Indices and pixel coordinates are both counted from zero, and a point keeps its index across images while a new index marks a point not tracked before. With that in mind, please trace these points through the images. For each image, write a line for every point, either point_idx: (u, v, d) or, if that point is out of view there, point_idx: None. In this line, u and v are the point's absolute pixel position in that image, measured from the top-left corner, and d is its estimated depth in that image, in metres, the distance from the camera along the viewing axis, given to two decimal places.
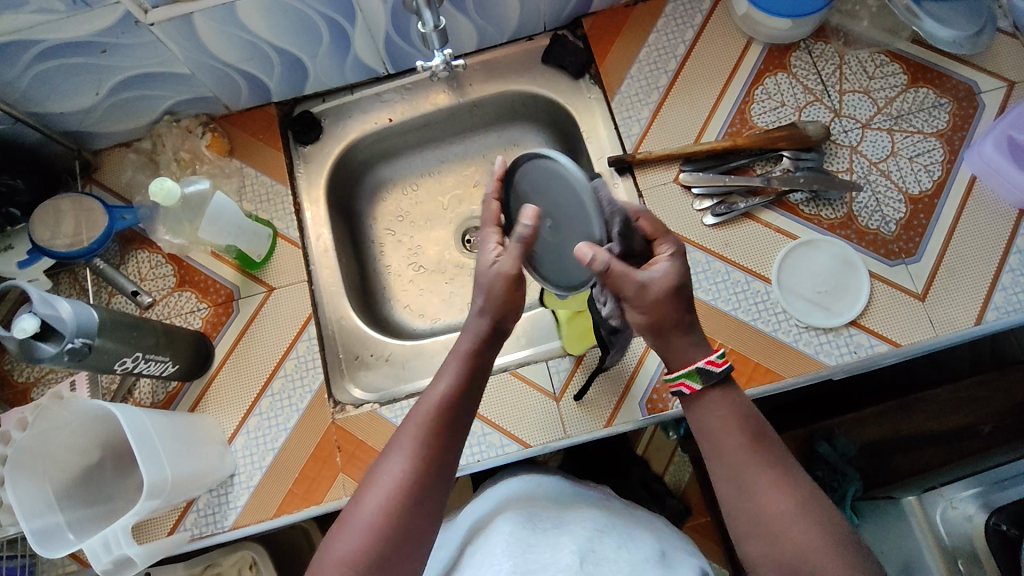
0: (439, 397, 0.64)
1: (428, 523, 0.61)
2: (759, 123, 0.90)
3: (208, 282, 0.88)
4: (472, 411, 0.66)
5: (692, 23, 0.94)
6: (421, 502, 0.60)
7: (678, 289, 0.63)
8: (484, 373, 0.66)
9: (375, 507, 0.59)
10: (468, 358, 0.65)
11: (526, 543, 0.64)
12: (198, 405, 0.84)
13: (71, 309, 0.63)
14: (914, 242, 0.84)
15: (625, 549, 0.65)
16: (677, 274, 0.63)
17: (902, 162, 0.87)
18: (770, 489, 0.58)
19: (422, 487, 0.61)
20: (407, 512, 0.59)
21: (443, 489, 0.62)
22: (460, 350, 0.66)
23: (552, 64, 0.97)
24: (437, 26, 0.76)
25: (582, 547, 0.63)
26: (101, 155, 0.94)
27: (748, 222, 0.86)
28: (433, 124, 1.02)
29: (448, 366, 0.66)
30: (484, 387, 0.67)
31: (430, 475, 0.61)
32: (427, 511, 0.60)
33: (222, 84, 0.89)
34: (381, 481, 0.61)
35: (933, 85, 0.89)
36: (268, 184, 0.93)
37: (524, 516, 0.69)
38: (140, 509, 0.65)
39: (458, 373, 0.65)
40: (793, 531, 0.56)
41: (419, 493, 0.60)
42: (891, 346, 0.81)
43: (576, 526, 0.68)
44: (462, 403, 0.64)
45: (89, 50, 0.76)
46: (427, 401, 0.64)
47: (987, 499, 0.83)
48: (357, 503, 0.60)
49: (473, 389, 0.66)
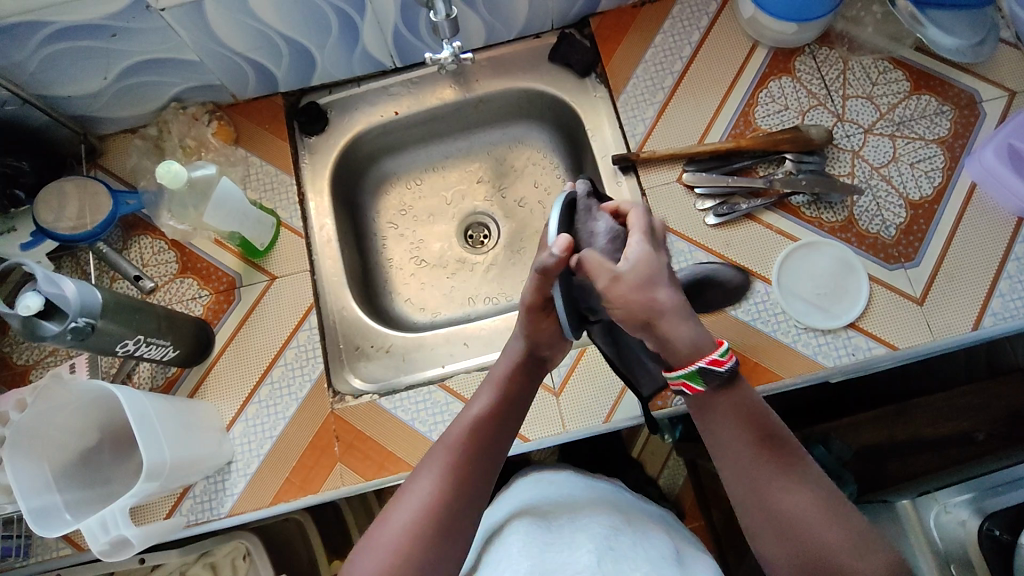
0: (470, 417, 0.67)
1: (456, 546, 0.61)
2: (763, 126, 0.91)
3: (210, 269, 0.89)
4: (506, 439, 0.68)
5: (698, 25, 0.95)
6: (450, 523, 0.61)
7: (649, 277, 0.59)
8: (514, 401, 0.70)
9: (405, 522, 0.60)
10: (501, 387, 0.70)
11: (542, 544, 0.64)
12: (197, 391, 0.84)
13: (76, 288, 0.63)
14: (914, 246, 0.85)
15: (642, 546, 0.65)
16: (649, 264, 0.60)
17: (903, 168, 0.88)
18: (790, 491, 0.58)
19: (452, 508, 0.61)
20: (437, 531, 0.60)
21: (473, 513, 0.63)
22: (493, 376, 0.71)
23: (558, 62, 0.98)
24: (449, 15, 0.76)
25: (599, 545, 0.63)
26: (106, 140, 0.94)
27: (750, 223, 0.87)
28: (438, 118, 1.02)
29: (481, 393, 0.70)
30: (514, 411, 0.71)
31: (463, 496, 0.62)
32: (457, 533, 0.61)
33: (231, 72, 0.89)
34: (412, 498, 0.62)
35: (935, 93, 0.90)
36: (272, 173, 0.93)
37: (540, 517, 0.70)
38: (137, 491, 0.65)
39: (492, 400, 0.69)
40: (816, 529, 0.57)
41: (449, 513, 0.61)
42: (888, 349, 0.82)
43: (591, 522, 0.68)
44: (495, 428, 0.67)
45: (99, 33, 0.76)
46: (461, 425, 0.67)
47: (980, 505, 0.83)
48: (386, 518, 0.61)
49: (506, 418, 0.69)
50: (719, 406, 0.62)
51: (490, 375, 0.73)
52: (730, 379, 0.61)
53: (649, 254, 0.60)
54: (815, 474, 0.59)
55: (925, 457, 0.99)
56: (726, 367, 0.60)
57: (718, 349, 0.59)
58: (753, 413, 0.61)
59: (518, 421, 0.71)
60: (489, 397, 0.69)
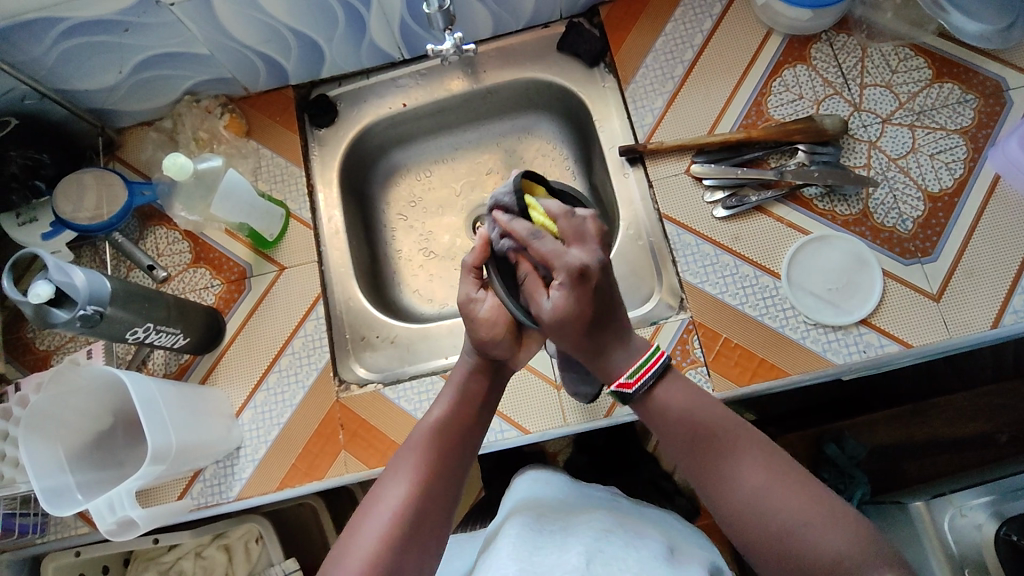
0: (432, 421, 0.69)
1: (427, 551, 0.62)
2: (776, 116, 0.88)
3: (222, 260, 0.90)
4: (468, 443, 0.70)
5: (710, 12, 0.93)
6: (419, 529, 0.61)
7: (570, 318, 0.63)
8: (478, 403, 0.72)
9: (376, 530, 0.60)
10: (461, 392, 0.72)
11: (534, 546, 0.65)
12: (209, 378, 0.87)
13: (85, 278, 0.66)
14: (931, 241, 0.82)
15: (632, 546, 0.65)
16: (567, 308, 0.63)
17: (923, 159, 0.85)
18: (740, 463, 0.60)
19: (422, 514, 0.62)
20: (408, 536, 0.61)
21: (440, 516, 0.64)
22: (454, 379, 0.72)
23: (567, 52, 0.97)
24: (442, 6, 0.76)
25: (589, 547, 0.64)
26: (124, 133, 0.97)
27: (759, 215, 0.85)
28: (447, 110, 1.02)
29: (441, 399, 0.71)
30: (478, 412, 0.72)
31: (430, 502, 0.63)
32: (426, 540, 0.62)
33: (243, 66, 0.91)
34: (382, 506, 0.62)
35: (959, 81, 0.87)
36: (283, 164, 0.94)
37: (531, 519, 0.70)
38: (143, 474, 0.67)
39: (451, 405, 0.71)
40: (775, 500, 0.57)
41: (418, 518, 0.62)
42: (902, 346, 0.79)
43: (584, 526, 0.68)
44: (457, 432, 0.69)
45: (112, 28, 0.78)
46: (423, 432, 0.68)
47: (999, 508, 0.81)
48: (357, 528, 0.61)
49: (467, 422, 0.70)
50: (653, 404, 0.66)
51: (448, 381, 0.73)
52: (656, 378, 0.66)
53: (566, 299, 0.63)
54: (761, 448, 0.61)
55: (944, 459, 0.97)
56: (638, 385, 0.65)
57: (629, 370, 0.66)
58: (689, 403, 0.64)
59: (481, 425, 0.72)
60: (448, 402, 0.71)
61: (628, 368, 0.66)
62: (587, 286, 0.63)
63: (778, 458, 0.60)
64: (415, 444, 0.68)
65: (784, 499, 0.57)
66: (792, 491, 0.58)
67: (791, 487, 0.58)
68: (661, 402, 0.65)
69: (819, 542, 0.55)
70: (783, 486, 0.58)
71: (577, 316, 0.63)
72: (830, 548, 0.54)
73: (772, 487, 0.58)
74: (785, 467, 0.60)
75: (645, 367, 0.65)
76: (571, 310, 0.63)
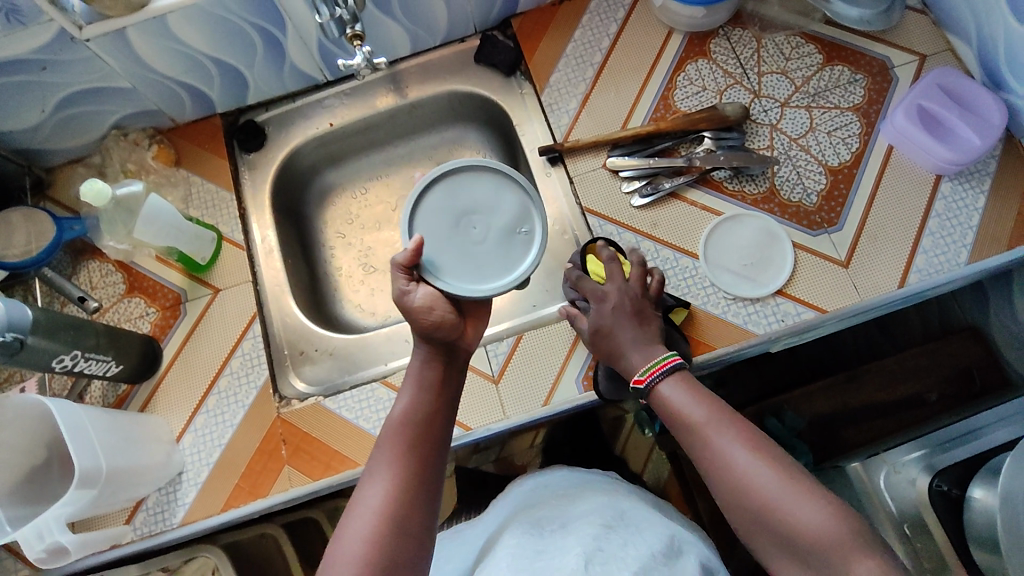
0: (399, 415, 0.64)
1: (419, 546, 0.58)
2: (682, 108, 0.93)
3: (156, 288, 0.91)
4: (440, 433, 0.65)
5: (615, 17, 0.98)
6: (404, 526, 0.58)
7: (597, 331, 0.75)
8: (442, 390, 0.67)
9: (360, 536, 0.57)
10: (421, 379, 0.66)
11: (532, 552, 0.64)
12: (147, 406, 0.86)
13: (4, 306, 0.66)
14: (836, 212, 0.86)
15: (632, 544, 0.63)
16: (598, 322, 0.75)
17: (821, 137, 0.90)
18: (729, 449, 0.60)
19: (404, 511, 0.59)
20: (394, 536, 0.57)
21: (423, 509, 0.60)
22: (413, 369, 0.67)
23: (484, 64, 1.01)
24: (334, 14, 0.79)
25: (587, 547, 0.62)
26: (53, 172, 0.98)
27: (674, 201, 0.89)
28: (375, 127, 1.05)
29: (404, 391, 0.66)
30: (446, 398, 0.67)
31: (409, 500, 0.59)
32: (413, 536, 0.58)
33: (167, 97, 0.93)
34: (361, 511, 0.58)
35: (848, 63, 0.93)
36: (213, 190, 0.96)
37: (530, 524, 0.69)
38: (69, 500, 0.67)
39: (416, 394, 0.65)
40: (757, 484, 0.58)
41: (401, 515, 0.58)
42: (818, 312, 0.83)
43: (583, 522, 0.67)
44: (427, 424, 0.64)
45: (29, 67, 0.80)
46: (390, 429, 0.64)
47: (930, 462, 0.86)
48: (340, 536, 0.58)
49: (435, 411, 0.65)
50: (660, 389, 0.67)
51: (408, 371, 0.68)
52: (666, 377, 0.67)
53: (597, 314, 0.76)
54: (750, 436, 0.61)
55: (880, 424, 1.00)
56: (650, 380, 0.68)
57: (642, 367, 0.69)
58: (689, 394, 0.65)
59: (451, 410, 0.67)
60: (412, 393, 0.65)
61: (642, 364, 0.69)
62: (608, 302, 0.75)
63: (774, 451, 0.60)
64: (386, 440, 0.63)
65: (765, 483, 0.57)
66: (774, 474, 0.58)
67: (775, 472, 0.58)
68: (664, 393, 0.66)
69: (799, 522, 0.55)
70: (769, 470, 0.58)
71: (602, 329, 0.75)
72: (808, 523, 0.54)
73: (756, 471, 0.58)
74: (771, 455, 0.59)
75: (657, 363, 0.68)
76: (598, 326, 0.75)
